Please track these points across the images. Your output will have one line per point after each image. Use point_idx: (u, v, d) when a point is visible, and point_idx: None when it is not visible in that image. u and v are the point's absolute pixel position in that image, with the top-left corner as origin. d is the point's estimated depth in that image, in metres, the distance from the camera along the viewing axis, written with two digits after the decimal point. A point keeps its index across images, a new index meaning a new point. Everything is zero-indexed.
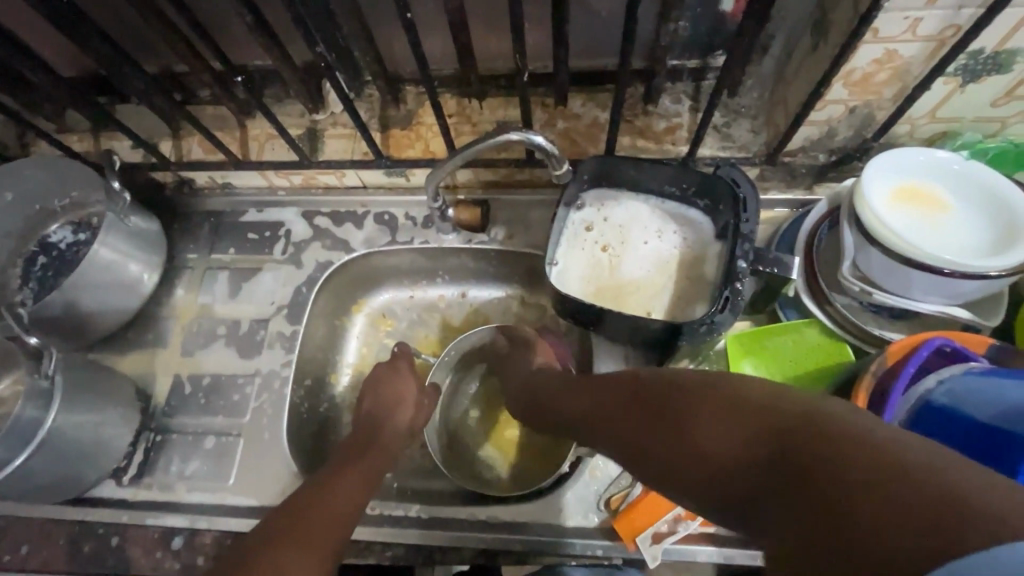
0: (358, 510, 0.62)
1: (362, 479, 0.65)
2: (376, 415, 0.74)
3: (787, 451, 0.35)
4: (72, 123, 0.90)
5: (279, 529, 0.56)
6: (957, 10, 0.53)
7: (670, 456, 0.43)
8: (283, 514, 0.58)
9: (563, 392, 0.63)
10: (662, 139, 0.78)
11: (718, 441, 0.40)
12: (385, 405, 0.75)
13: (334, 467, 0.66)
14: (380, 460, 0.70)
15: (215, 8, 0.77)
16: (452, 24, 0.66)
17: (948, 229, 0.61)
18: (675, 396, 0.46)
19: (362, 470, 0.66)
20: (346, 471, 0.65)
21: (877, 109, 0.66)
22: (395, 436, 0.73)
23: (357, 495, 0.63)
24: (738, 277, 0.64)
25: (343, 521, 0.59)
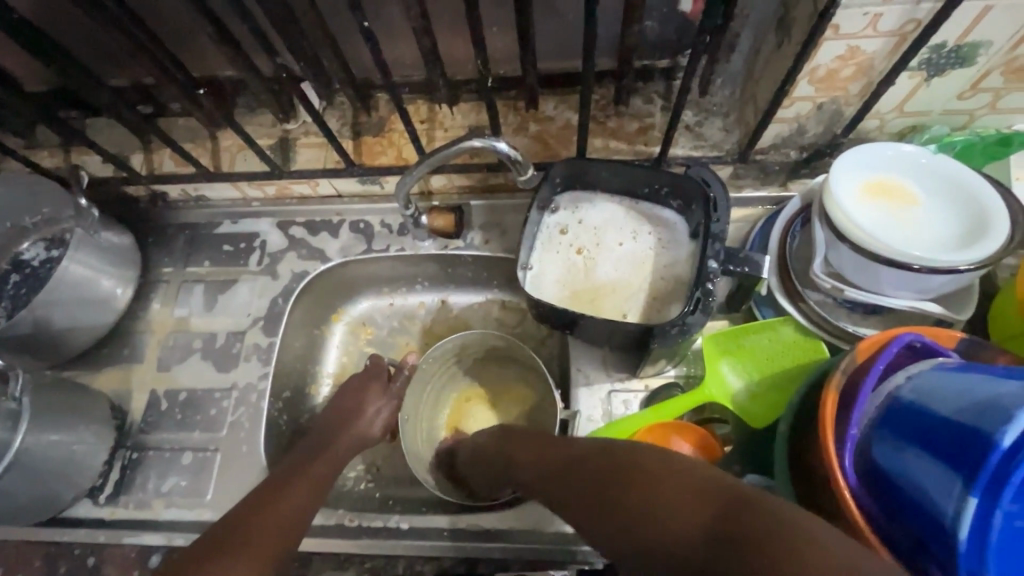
0: (304, 519, 0.65)
1: (308, 489, 0.67)
2: (341, 426, 0.75)
3: (746, 544, 0.38)
4: (42, 139, 0.89)
5: (222, 541, 0.59)
6: (915, 5, 0.53)
7: (629, 522, 0.45)
8: (231, 527, 0.61)
9: (537, 440, 0.63)
10: (634, 140, 0.78)
11: (676, 516, 0.42)
12: (352, 415, 0.76)
13: (281, 478, 0.67)
14: (332, 465, 0.71)
15: (179, 20, 0.76)
16: (415, 30, 0.66)
17: (918, 224, 0.61)
18: (659, 478, 0.46)
19: (307, 480, 0.68)
20: (291, 484, 0.67)
21: (844, 105, 0.66)
22: (352, 443, 0.74)
23: (304, 506, 0.65)
24: (710, 277, 0.64)
25: (291, 531, 0.63)
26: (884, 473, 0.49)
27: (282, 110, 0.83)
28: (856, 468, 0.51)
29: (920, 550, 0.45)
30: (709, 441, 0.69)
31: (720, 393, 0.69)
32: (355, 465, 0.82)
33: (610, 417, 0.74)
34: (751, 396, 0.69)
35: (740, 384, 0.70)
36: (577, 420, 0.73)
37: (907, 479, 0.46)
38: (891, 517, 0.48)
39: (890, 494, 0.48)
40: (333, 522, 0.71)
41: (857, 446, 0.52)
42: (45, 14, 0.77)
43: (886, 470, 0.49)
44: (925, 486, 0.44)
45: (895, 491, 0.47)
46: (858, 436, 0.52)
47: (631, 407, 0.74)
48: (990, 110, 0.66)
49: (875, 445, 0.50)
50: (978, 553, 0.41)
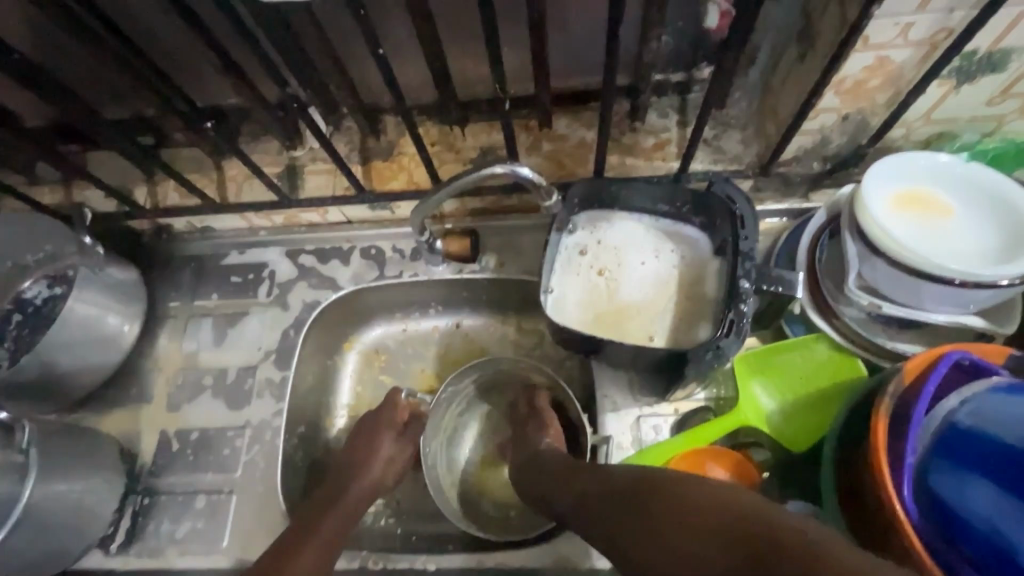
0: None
1: (322, 550, 0.64)
2: (353, 476, 0.71)
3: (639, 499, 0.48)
4: (42, 174, 0.87)
5: None
6: (949, 14, 0.51)
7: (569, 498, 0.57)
8: None
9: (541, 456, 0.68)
10: (651, 156, 0.76)
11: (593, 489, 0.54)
12: (363, 464, 0.73)
13: (297, 533, 0.65)
14: (344, 519, 0.67)
15: (181, 52, 0.74)
16: (429, 54, 0.64)
17: (955, 237, 0.59)
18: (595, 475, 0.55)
19: (321, 539, 0.64)
20: (304, 546, 0.63)
21: (870, 116, 0.64)
22: (370, 485, 0.70)
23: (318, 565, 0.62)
24: (743, 298, 0.61)
25: None
26: (944, 504, 0.46)
27: (289, 138, 0.81)
28: (915, 500, 0.48)
29: None
30: (748, 469, 0.65)
31: (756, 416, 0.67)
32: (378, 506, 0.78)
33: (641, 443, 0.71)
34: (786, 416, 0.67)
35: (774, 406, 0.67)
36: (607, 445, 0.71)
37: (967, 510, 0.45)
38: (953, 552, 0.45)
39: (951, 527, 0.46)
40: (357, 565, 0.69)
41: (914, 476, 0.49)
42: (41, 48, 0.75)
43: (949, 501, 0.46)
44: (1002, 524, 0.44)
45: (958, 524, 0.45)
46: (915, 464, 0.49)
47: (662, 432, 0.71)
48: (1020, 115, 0.64)
49: (932, 476, 0.48)
50: None
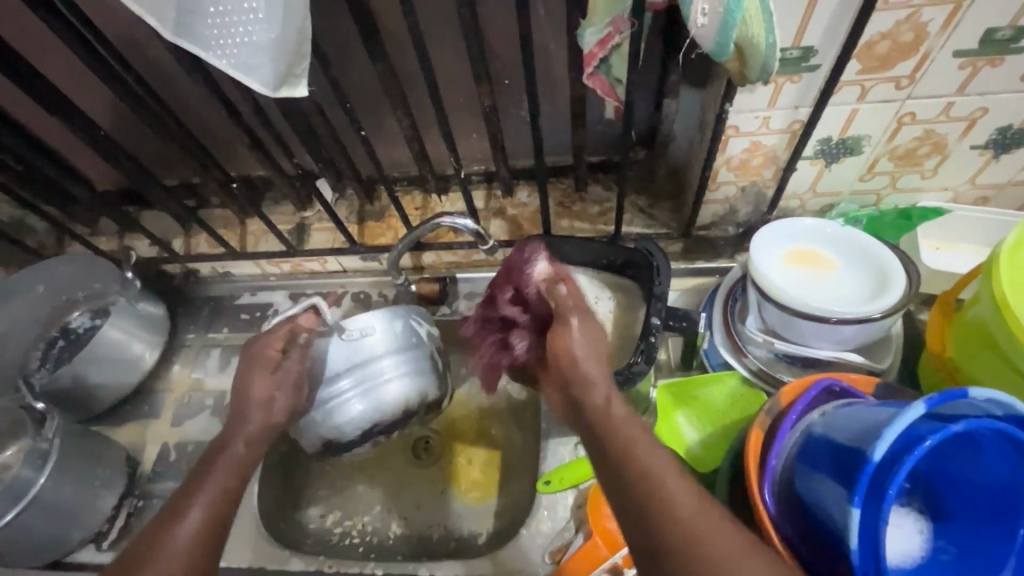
0: (212, 530, 0.57)
1: (222, 489, 0.60)
2: (247, 408, 0.66)
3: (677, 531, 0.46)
4: (103, 227, 1.07)
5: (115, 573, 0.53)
6: (795, 109, 0.66)
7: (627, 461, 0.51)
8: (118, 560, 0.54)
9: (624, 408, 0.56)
10: (596, 221, 0.91)
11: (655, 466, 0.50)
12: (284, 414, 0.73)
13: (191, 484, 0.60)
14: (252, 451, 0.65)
15: (222, 134, 0.94)
16: (408, 135, 0.82)
17: (831, 285, 0.70)
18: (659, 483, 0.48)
19: (228, 475, 0.61)
20: (199, 490, 0.59)
21: (764, 188, 0.78)
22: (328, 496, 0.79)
23: (211, 520, 0.57)
24: (653, 332, 0.72)
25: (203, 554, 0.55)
26: (798, 501, 0.54)
27: (301, 202, 1.00)
28: (776, 498, 0.57)
29: (831, 567, 0.51)
30: None
31: (675, 441, 0.76)
32: (409, 391, 0.74)
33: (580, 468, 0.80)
34: (704, 446, 0.75)
35: (696, 436, 0.76)
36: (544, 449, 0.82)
37: (816, 504, 0.51)
38: (808, 544, 0.53)
39: (804, 521, 0.53)
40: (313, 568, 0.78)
41: (776, 478, 0.58)
42: (119, 129, 0.96)
43: (801, 498, 0.54)
44: (830, 508, 0.50)
45: (809, 518, 0.53)
46: (780, 470, 0.57)
47: None
48: (892, 190, 0.77)
49: (792, 479, 0.56)
50: (874, 564, 0.45)
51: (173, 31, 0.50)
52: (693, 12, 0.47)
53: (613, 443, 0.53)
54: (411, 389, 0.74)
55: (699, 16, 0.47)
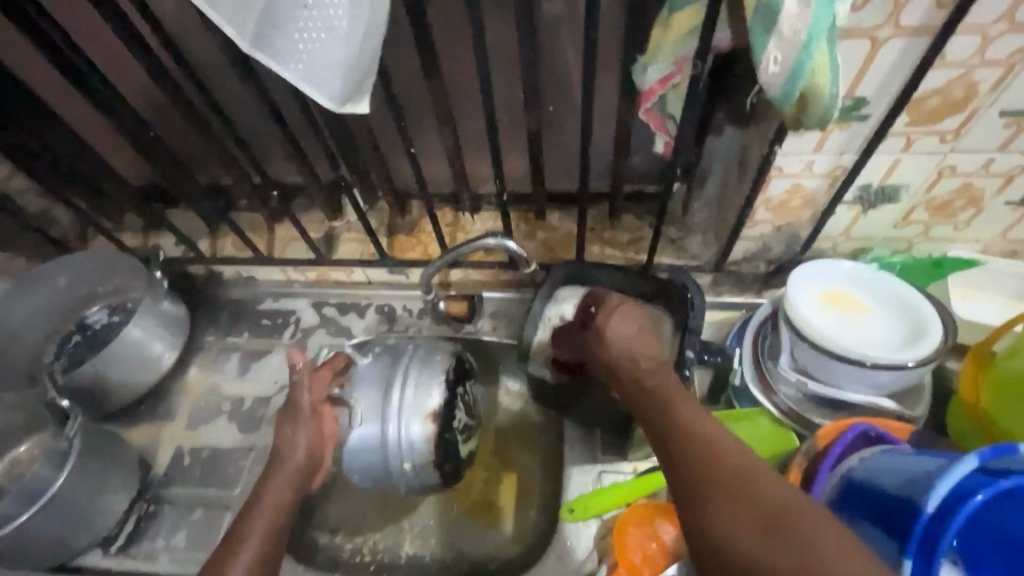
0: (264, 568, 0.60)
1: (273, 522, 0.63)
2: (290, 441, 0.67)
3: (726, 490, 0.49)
4: (128, 223, 1.06)
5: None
6: (840, 156, 0.67)
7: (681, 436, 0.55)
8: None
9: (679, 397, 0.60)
10: (626, 249, 0.92)
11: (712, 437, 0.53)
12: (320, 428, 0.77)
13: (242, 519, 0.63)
14: (283, 493, 0.65)
15: (259, 140, 0.93)
16: (450, 154, 0.82)
17: (867, 328, 0.71)
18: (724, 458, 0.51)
19: (268, 520, 0.63)
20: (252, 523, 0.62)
21: (799, 228, 0.80)
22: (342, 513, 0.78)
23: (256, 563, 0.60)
24: (686, 365, 0.73)
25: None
26: None
27: (332, 211, 0.99)
28: None
29: None
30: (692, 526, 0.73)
31: None
32: (437, 383, 0.71)
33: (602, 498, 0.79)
34: None
35: None
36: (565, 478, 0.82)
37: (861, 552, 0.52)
38: None
39: None
40: None
41: None
42: None
43: None
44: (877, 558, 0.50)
45: None
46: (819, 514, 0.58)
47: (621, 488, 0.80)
48: (924, 238, 0.78)
49: None
50: None
51: (251, 44, 0.49)
52: (766, 59, 0.48)
53: (663, 414, 0.58)
54: (436, 378, 0.71)
55: (771, 63, 0.48)
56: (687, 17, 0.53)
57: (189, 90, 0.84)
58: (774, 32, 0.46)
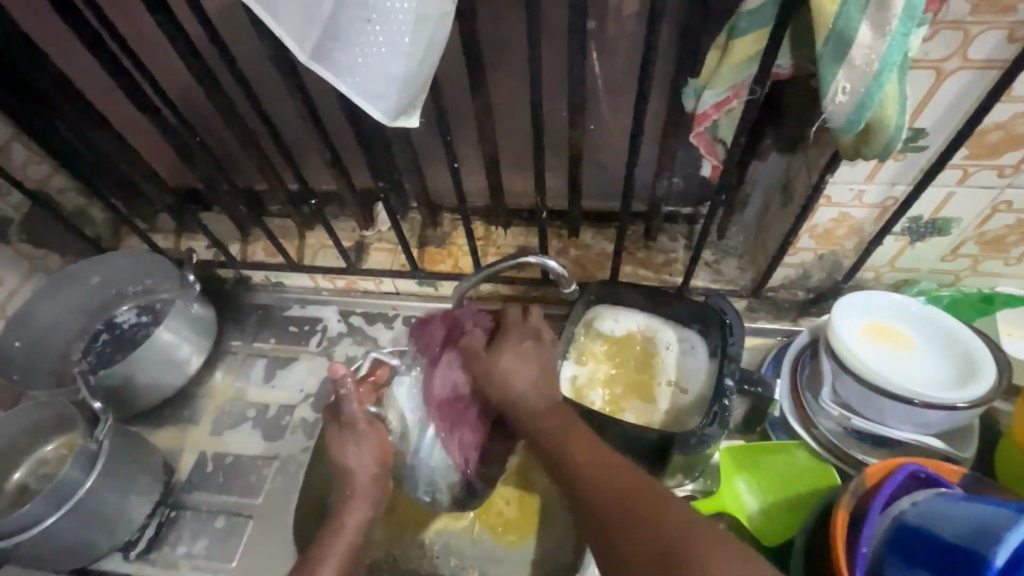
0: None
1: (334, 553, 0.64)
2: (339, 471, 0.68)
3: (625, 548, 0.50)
4: (160, 224, 1.06)
5: None
6: (891, 186, 0.66)
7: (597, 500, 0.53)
8: None
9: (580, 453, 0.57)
10: (660, 270, 0.91)
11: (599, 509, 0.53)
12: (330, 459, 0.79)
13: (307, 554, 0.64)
14: (363, 512, 0.68)
15: (297, 148, 0.94)
16: (489, 169, 0.82)
17: (913, 364, 0.69)
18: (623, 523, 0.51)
19: (344, 545, 0.66)
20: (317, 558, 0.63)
21: (842, 257, 0.78)
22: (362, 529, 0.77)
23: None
24: (726, 394, 0.70)
25: None
26: None
27: (364, 220, 0.99)
28: None
29: None
30: None
31: (736, 506, 0.74)
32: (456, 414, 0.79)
33: None
34: (766, 515, 0.73)
35: (756, 503, 0.74)
36: None
37: None
38: None
39: None
40: None
41: (864, 565, 0.55)
42: None
43: None
44: None
45: None
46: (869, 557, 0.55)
47: None
48: (972, 272, 0.76)
49: (884, 568, 0.54)
50: None
51: (309, 56, 0.49)
52: (833, 89, 0.47)
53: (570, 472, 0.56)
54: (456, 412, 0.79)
55: (838, 93, 0.47)
56: (749, 43, 0.52)
57: (233, 97, 0.84)
58: (844, 62, 0.45)
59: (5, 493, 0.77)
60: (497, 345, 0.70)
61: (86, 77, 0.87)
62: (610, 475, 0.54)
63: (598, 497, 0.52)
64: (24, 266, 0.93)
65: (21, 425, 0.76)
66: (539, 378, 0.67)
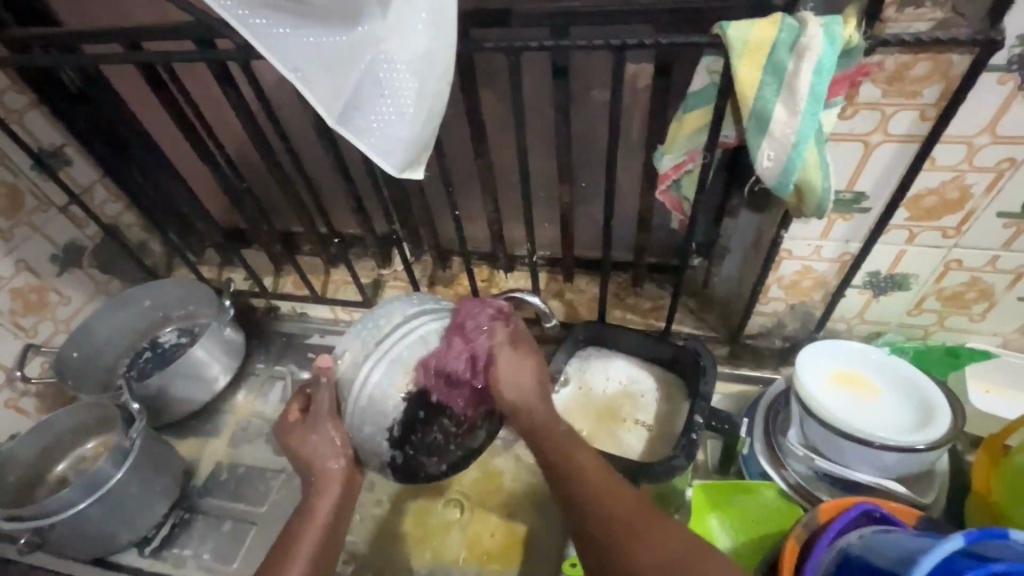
0: None
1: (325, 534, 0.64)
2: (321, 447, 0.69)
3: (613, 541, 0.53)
4: (207, 257, 1.21)
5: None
6: (846, 243, 0.73)
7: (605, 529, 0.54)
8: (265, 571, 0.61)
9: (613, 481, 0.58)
10: (647, 316, 0.98)
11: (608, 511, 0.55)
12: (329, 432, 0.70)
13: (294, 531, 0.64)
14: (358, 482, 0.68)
15: (329, 194, 1.07)
16: (491, 217, 0.93)
17: (876, 409, 0.73)
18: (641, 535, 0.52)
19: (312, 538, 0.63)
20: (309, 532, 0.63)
21: (812, 308, 0.83)
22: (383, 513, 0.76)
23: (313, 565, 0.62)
24: (694, 428, 0.75)
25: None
26: None
27: (382, 260, 1.11)
28: None
29: None
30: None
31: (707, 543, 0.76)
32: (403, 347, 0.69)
33: None
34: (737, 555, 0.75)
35: (728, 542, 0.76)
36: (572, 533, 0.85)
37: None
38: None
39: None
40: None
41: None
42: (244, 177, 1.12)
43: None
44: None
45: None
46: None
47: None
48: (940, 326, 0.80)
49: None
50: None
51: (336, 119, 0.60)
52: (760, 156, 0.56)
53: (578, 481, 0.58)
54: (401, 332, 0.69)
55: (765, 159, 0.56)
56: (696, 117, 0.62)
57: (278, 150, 0.98)
58: (765, 133, 0.54)
59: (47, 484, 0.87)
60: (490, 359, 0.68)
61: (163, 133, 1.02)
62: (620, 503, 0.55)
63: (594, 516, 0.55)
64: (90, 288, 1.08)
65: (68, 423, 0.87)
66: (539, 390, 0.67)
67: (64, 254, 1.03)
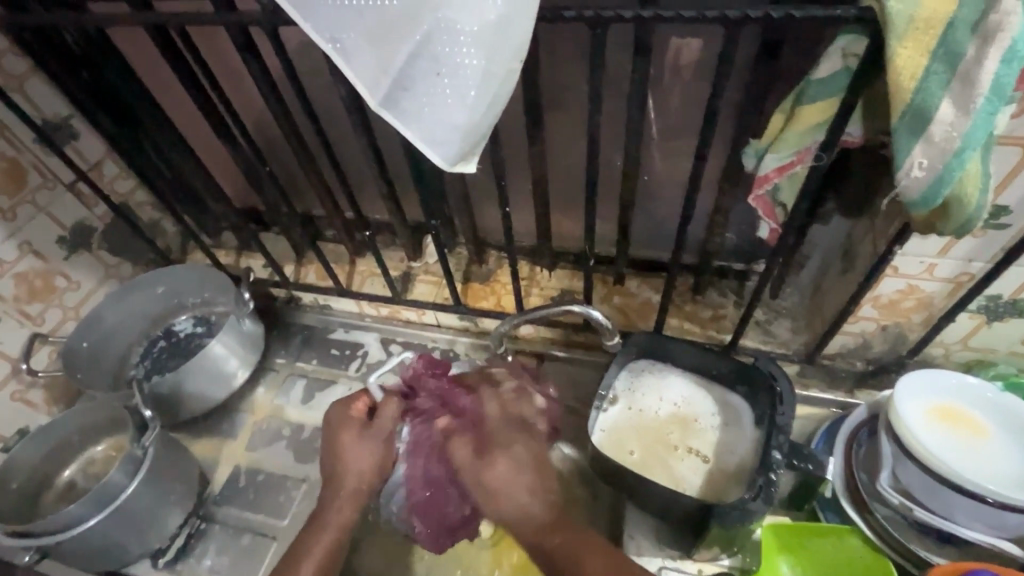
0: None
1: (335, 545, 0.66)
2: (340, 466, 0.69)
3: None
4: (225, 241, 1.12)
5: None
6: (968, 262, 0.62)
7: None
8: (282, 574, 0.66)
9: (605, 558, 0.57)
10: (707, 326, 0.88)
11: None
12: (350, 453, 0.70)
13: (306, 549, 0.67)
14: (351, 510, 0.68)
15: (356, 177, 0.97)
16: (540, 212, 0.82)
17: (986, 456, 0.63)
18: None
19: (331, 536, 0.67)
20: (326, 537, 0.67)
21: (908, 330, 0.73)
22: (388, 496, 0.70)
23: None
24: (773, 467, 0.66)
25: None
26: None
27: (412, 252, 1.02)
28: None
29: None
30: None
31: None
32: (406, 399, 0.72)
33: None
34: None
35: None
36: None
37: None
38: None
39: None
40: None
41: None
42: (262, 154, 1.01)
43: None
44: None
45: None
46: None
47: None
48: None
49: None
50: None
51: (380, 103, 0.50)
52: (907, 164, 0.45)
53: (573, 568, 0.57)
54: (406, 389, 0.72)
55: (913, 168, 0.45)
56: (816, 109, 0.51)
57: (302, 126, 0.88)
58: (921, 136, 0.43)
59: (54, 488, 0.81)
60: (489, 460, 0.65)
61: (175, 105, 0.92)
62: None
63: None
64: (100, 272, 1.01)
65: (76, 424, 0.80)
66: (533, 482, 0.63)
67: (72, 235, 0.95)
